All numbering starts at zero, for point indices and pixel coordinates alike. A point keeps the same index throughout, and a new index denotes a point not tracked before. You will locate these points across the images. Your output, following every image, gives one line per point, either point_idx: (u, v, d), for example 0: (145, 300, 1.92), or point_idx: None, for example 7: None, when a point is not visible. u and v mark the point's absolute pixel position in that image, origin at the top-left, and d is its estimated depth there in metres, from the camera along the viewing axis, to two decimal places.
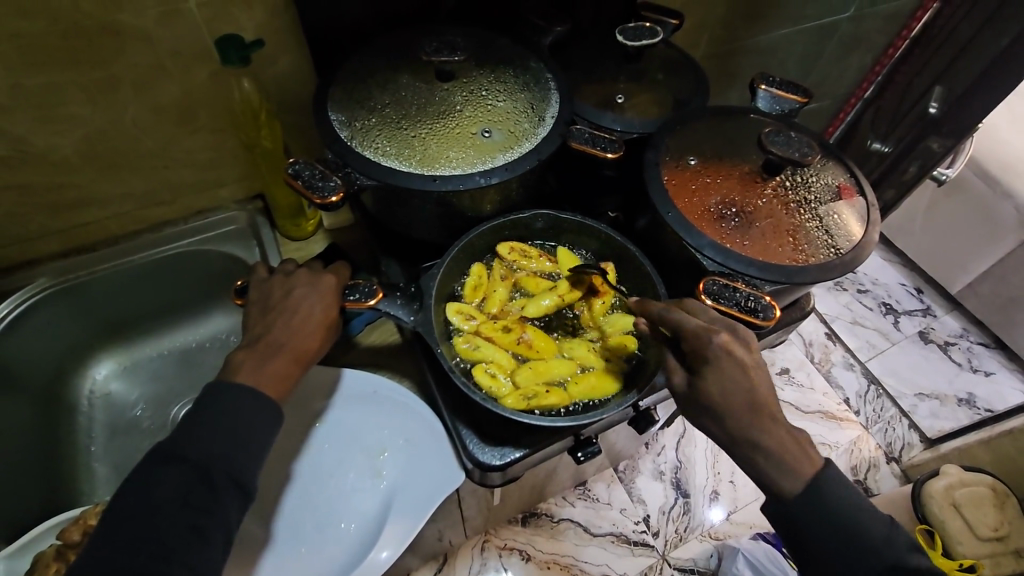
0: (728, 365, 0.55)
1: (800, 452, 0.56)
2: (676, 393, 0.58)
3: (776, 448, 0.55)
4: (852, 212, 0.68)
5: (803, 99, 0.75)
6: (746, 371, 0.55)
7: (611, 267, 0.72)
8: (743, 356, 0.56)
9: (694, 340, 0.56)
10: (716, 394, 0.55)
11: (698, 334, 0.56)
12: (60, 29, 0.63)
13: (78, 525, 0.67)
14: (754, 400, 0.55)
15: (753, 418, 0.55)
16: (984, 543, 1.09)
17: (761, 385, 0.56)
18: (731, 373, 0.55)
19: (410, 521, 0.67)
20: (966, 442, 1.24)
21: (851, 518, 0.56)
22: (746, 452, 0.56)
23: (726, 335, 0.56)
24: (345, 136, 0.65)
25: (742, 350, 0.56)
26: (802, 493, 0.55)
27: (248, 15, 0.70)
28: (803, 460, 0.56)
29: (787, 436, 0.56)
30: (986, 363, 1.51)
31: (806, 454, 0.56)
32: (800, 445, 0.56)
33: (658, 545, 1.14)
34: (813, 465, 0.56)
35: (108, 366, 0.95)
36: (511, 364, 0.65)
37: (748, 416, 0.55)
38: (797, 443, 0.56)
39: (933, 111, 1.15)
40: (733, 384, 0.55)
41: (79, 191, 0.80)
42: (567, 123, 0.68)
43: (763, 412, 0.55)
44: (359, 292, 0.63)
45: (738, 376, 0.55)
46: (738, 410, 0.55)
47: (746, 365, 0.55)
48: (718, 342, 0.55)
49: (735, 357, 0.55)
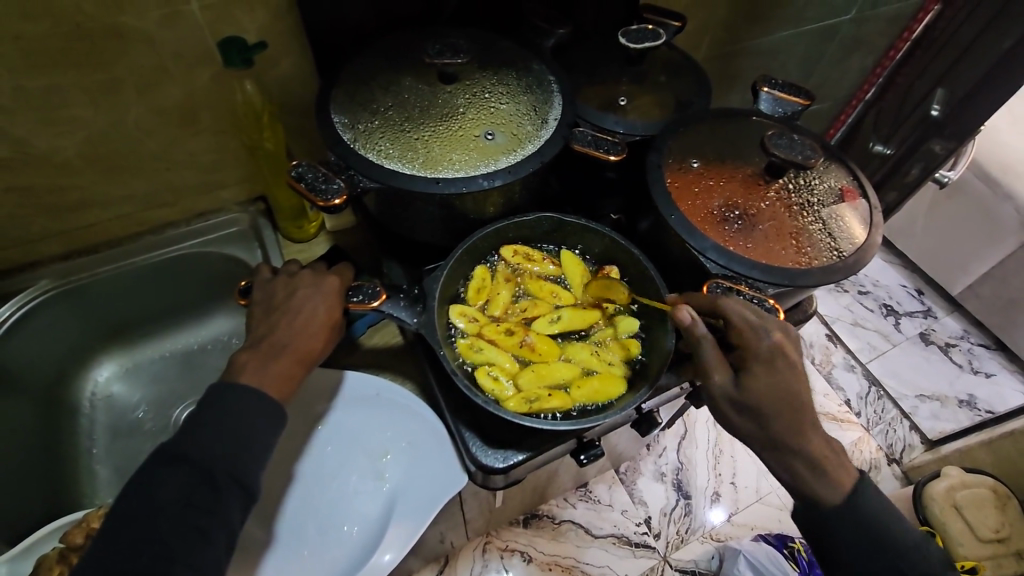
0: (780, 363, 0.57)
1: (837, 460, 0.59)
2: (718, 390, 0.58)
3: (817, 454, 0.57)
4: (855, 215, 0.68)
5: (806, 102, 0.75)
6: (793, 372, 0.58)
7: (615, 271, 0.72)
8: (793, 355, 0.58)
9: (749, 333, 0.58)
10: (765, 390, 0.57)
11: (754, 328, 0.58)
12: (63, 31, 0.63)
13: (80, 528, 0.67)
14: (799, 401, 0.57)
15: (797, 419, 0.57)
16: (985, 545, 1.09)
17: (804, 388, 0.58)
18: (781, 372, 0.57)
19: (413, 524, 0.67)
20: (967, 443, 1.24)
21: None
22: None
23: (779, 332, 0.58)
24: (347, 138, 0.65)
25: (792, 350, 0.58)
26: (828, 493, 0.58)
27: (250, 17, 0.70)
28: (839, 470, 0.59)
29: (825, 443, 0.58)
30: (987, 364, 1.51)
31: (843, 464, 0.59)
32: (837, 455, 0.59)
33: (659, 547, 1.14)
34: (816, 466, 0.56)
35: (109, 368, 0.95)
36: (513, 367, 0.65)
37: (792, 417, 0.57)
38: (833, 451, 0.59)
39: (935, 113, 1.16)
40: (783, 382, 0.57)
41: (81, 193, 0.80)
42: (570, 126, 0.68)
43: (804, 414, 0.58)
44: (363, 293, 0.63)
45: (788, 374, 0.57)
46: (784, 408, 0.57)
47: (795, 365, 0.58)
48: (772, 340, 0.57)
49: (788, 358, 0.58)
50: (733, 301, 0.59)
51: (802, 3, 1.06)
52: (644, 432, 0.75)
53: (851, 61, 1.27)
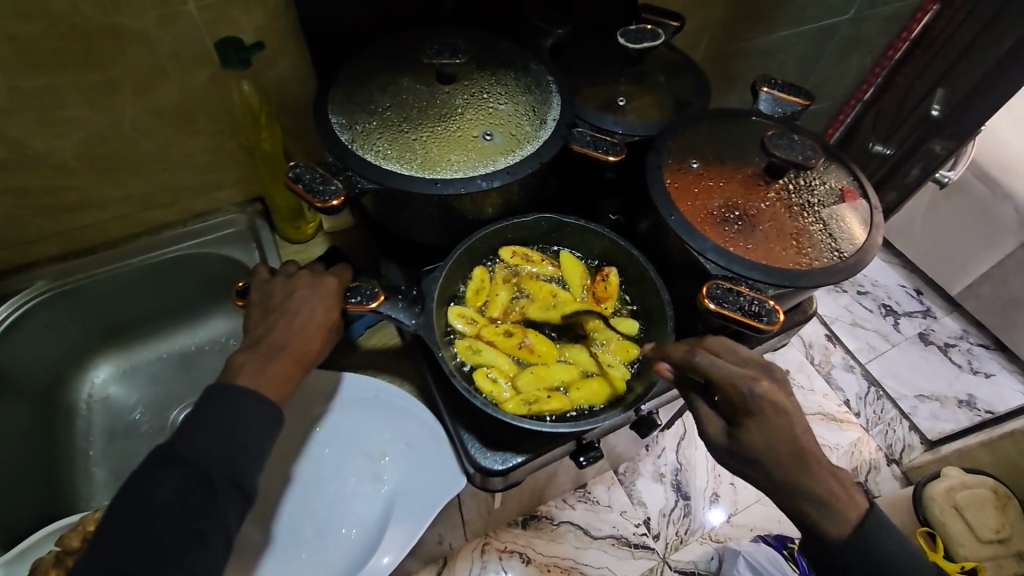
0: (773, 414, 0.54)
1: (842, 493, 0.57)
2: (715, 441, 0.57)
3: (821, 491, 0.55)
4: (855, 215, 0.68)
5: (805, 102, 0.75)
6: (789, 417, 0.55)
7: (614, 272, 0.72)
8: (784, 400, 0.55)
9: (732, 390, 0.55)
10: (761, 443, 0.54)
11: (736, 383, 0.55)
12: (59, 31, 0.62)
13: (76, 530, 0.67)
14: (798, 444, 0.55)
15: (800, 466, 0.54)
16: (986, 546, 1.09)
17: (804, 430, 0.55)
18: (775, 421, 0.54)
19: (412, 527, 0.67)
20: (967, 443, 1.23)
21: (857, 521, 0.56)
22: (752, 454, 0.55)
23: (765, 382, 0.55)
24: (345, 139, 0.64)
25: (781, 395, 0.55)
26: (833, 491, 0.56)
27: (248, 17, 0.70)
28: (846, 502, 0.57)
29: (830, 478, 0.56)
30: (986, 365, 1.50)
31: (849, 497, 0.57)
32: (843, 486, 0.57)
33: (658, 548, 1.14)
34: (818, 469, 0.56)
35: (106, 370, 0.95)
36: (511, 368, 0.65)
37: (794, 465, 0.54)
38: (839, 484, 0.57)
39: (936, 113, 1.16)
40: (778, 433, 0.54)
41: (76, 194, 0.80)
42: (569, 126, 0.68)
43: (806, 456, 0.55)
44: (361, 295, 0.63)
45: (783, 423, 0.54)
46: (785, 458, 0.54)
47: (787, 409, 0.55)
48: (758, 391, 0.54)
49: (777, 405, 0.54)
50: (712, 359, 0.56)
51: (802, 3, 1.06)
52: (644, 434, 0.74)
53: (850, 61, 1.26)
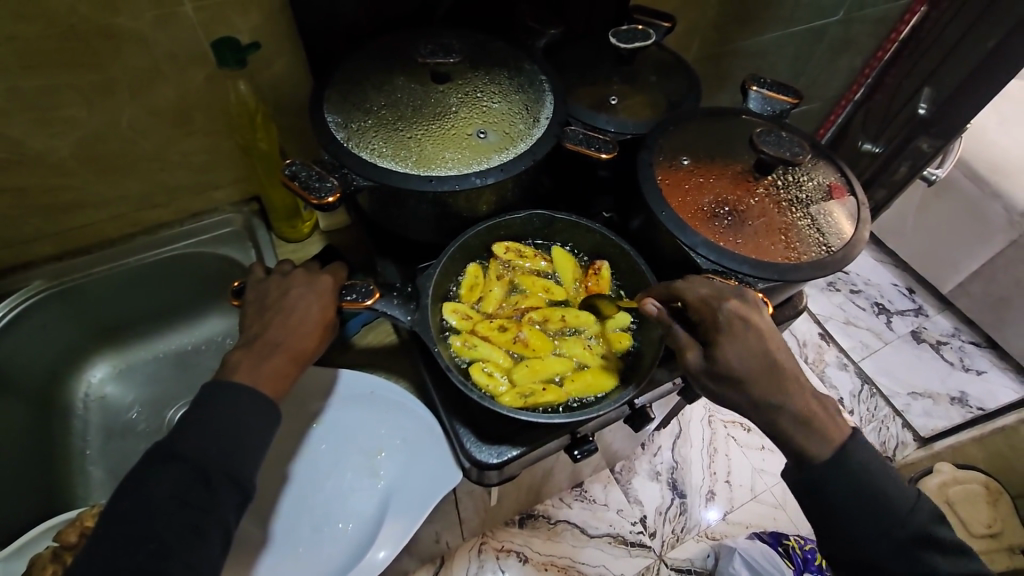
0: (740, 328, 0.56)
1: (827, 416, 0.56)
2: (693, 369, 0.57)
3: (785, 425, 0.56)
4: (842, 211, 0.69)
5: (793, 100, 0.76)
6: (761, 336, 0.56)
7: (605, 267, 0.72)
8: (755, 318, 0.57)
9: (705, 308, 0.57)
10: (732, 356, 0.55)
11: (708, 302, 0.57)
12: (57, 32, 0.63)
13: (74, 526, 0.67)
14: (773, 361, 0.56)
15: (776, 381, 0.55)
16: (978, 540, 1.12)
17: (779, 348, 0.56)
18: (746, 336, 0.56)
19: (408, 521, 0.67)
20: (960, 441, 1.21)
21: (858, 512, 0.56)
22: None
23: (733, 299, 0.57)
24: (341, 137, 0.65)
25: (753, 314, 0.57)
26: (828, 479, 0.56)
27: (243, 18, 0.71)
28: (830, 424, 0.56)
29: (813, 400, 0.56)
30: (977, 362, 1.52)
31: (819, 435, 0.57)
32: (827, 409, 0.57)
33: (655, 546, 1.15)
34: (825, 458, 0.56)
35: (103, 369, 0.95)
36: (506, 361, 0.66)
37: (770, 379, 0.55)
38: None
39: (923, 111, 1.18)
40: (750, 347, 0.56)
41: (73, 194, 0.80)
42: (561, 125, 0.69)
43: (783, 372, 0.56)
44: (356, 292, 0.63)
45: (753, 337, 0.56)
46: (759, 373, 0.55)
47: (759, 328, 0.56)
48: (728, 309, 0.56)
49: (747, 322, 0.56)
50: (686, 284, 0.60)
51: (791, 4, 1.08)
52: (638, 427, 0.75)
53: (840, 62, 1.27)
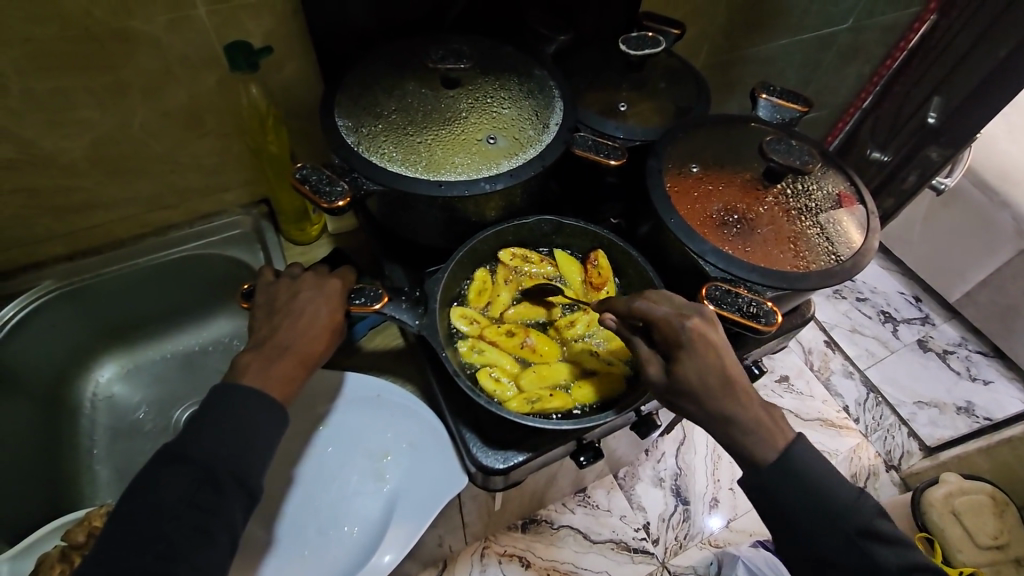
0: (701, 345, 0.55)
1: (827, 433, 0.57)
2: (653, 381, 0.57)
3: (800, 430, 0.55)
4: (852, 220, 0.69)
5: (803, 108, 0.76)
6: (716, 351, 0.55)
7: (602, 255, 0.73)
8: (714, 335, 0.56)
9: (667, 326, 0.57)
10: (689, 371, 0.55)
11: (670, 320, 0.57)
12: (72, 35, 0.64)
13: (82, 526, 0.68)
14: (728, 375, 0.55)
15: (727, 393, 0.55)
16: (983, 552, 1.10)
17: (733, 360, 0.56)
18: (704, 354, 0.55)
19: (413, 525, 0.67)
20: (966, 450, 1.23)
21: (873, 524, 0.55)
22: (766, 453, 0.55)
23: (695, 317, 0.57)
24: (351, 142, 0.66)
25: (712, 331, 0.56)
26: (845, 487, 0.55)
27: (256, 22, 0.71)
28: (775, 430, 0.56)
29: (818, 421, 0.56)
30: (984, 372, 1.51)
31: None
32: (774, 417, 0.56)
33: (658, 553, 1.14)
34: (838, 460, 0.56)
35: (110, 369, 0.95)
36: (513, 367, 0.66)
37: (720, 391, 0.55)
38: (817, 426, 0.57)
39: (932, 120, 1.17)
40: (708, 364, 0.55)
41: (84, 194, 0.81)
42: (570, 131, 0.69)
43: (735, 383, 0.55)
44: (365, 296, 0.64)
45: (712, 355, 0.55)
46: (713, 386, 0.55)
47: (718, 344, 0.56)
48: (690, 326, 0.56)
49: (708, 339, 0.55)
50: (647, 302, 0.59)
51: (799, 11, 1.08)
52: (643, 435, 0.75)
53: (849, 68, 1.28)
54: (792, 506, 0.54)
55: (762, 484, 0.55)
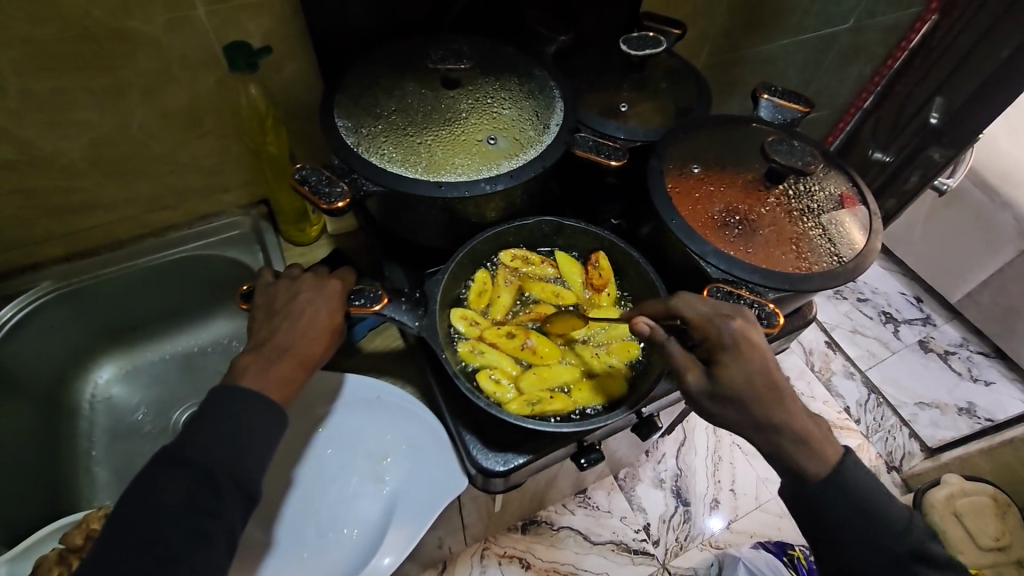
0: (745, 347, 0.55)
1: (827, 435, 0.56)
2: (694, 389, 0.56)
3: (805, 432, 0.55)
4: (854, 221, 0.69)
5: (805, 109, 0.76)
6: (760, 353, 0.55)
7: (603, 257, 0.72)
8: (757, 337, 0.56)
9: (709, 327, 0.56)
10: (736, 375, 0.54)
11: (713, 320, 0.56)
12: (70, 35, 0.64)
13: (80, 528, 0.67)
14: (773, 379, 0.55)
15: (773, 397, 0.54)
16: (985, 553, 1.11)
17: (776, 364, 0.55)
18: (750, 357, 0.54)
19: (413, 527, 0.67)
20: (968, 450, 1.22)
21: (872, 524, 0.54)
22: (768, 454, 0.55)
23: (739, 318, 0.56)
24: (350, 142, 0.65)
25: (755, 333, 0.56)
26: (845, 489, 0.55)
27: (255, 22, 0.71)
28: (824, 440, 0.56)
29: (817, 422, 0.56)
30: (986, 372, 1.51)
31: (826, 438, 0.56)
32: (816, 423, 0.56)
33: (658, 554, 1.14)
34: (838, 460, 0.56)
35: (110, 370, 0.95)
36: (514, 369, 0.66)
37: (767, 395, 0.54)
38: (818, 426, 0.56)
39: (935, 120, 1.16)
40: (754, 367, 0.54)
41: (83, 194, 0.80)
42: (571, 131, 0.69)
43: (779, 388, 0.55)
44: (365, 297, 0.64)
45: (757, 358, 0.55)
46: (760, 389, 0.54)
47: (762, 347, 0.55)
48: (734, 328, 0.55)
49: (753, 341, 0.55)
50: (685, 302, 0.58)
51: (799, 11, 1.08)
52: (644, 436, 0.75)
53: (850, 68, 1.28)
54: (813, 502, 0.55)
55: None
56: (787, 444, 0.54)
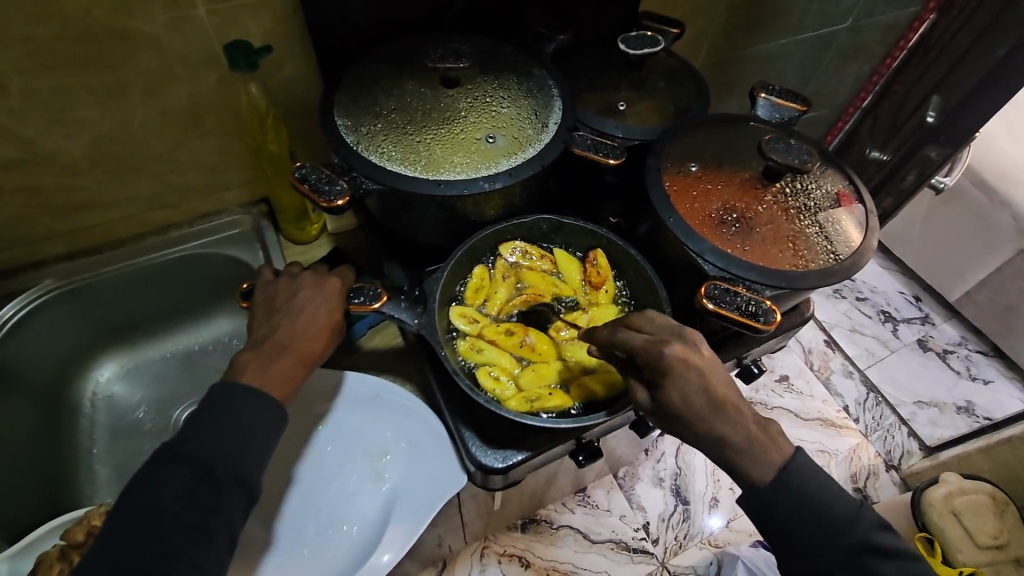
0: (683, 371, 0.54)
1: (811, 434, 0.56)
2: (644, 410, 0.57)
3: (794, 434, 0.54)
4: (851, 219, 0.69)
5: (802, 107, 0.76)
6: (701, 373, 0.54)
7: (602, 255, 0.73)
8: (695, 358, 0.55)
9: (646, 355, 0.56)
10: (677, 399, 0.54)
11: (648, 348, 0.56)
12: (71, 34, 0.64)
13: (81, 525, 0.68)
14: (718, 398, 0.54)
15: (719, 415, 0.54)
16: (984, 551, 1.09)
17: (720, 382, 0.55)
18: (688, 380, 0.54)
19: (413, 524, 0.67)
20: (966, 450, 1.23)
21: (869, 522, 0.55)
22: (766, 452, 0.55)
23: (675, 343, 0.56)
24: (350, 141, 0.66)
25: (694, 354, 0.55)
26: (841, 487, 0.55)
27: (256, 22, 0.71)
28: (773, 445, 0.55)
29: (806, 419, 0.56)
30: (984, 371, 1.51)
31: None
32: (769, 433, 0.56)
33: (657, 553, 1.14)
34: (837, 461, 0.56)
35: (110, 369, 0.95)
36: (513, 366, 0.66)
37: (710, 412, 0.54)
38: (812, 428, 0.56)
39: (932, 118, 1.17)
40: (693, 388, 0.54)
41: (83, 193, 0.81)
42: (569, 130, 0.69)
43: (727, 406, 0.55)
44: (364, 295, 0.64)
45: (697, 380, 0.54)
46: (701, 408, 0.54)
47: (702, 367, 0.55)
48: (669, 355, 0.55)
49: (689, 365, 0.54)
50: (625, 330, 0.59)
51: (798, 11, 1.08)
52: (643, 434, 0.75)
53: (848, 68, 1.28)
54: (773, 498, 0.54)
55: (761, 483, 0.55)
56: (751, 444, 0.54)
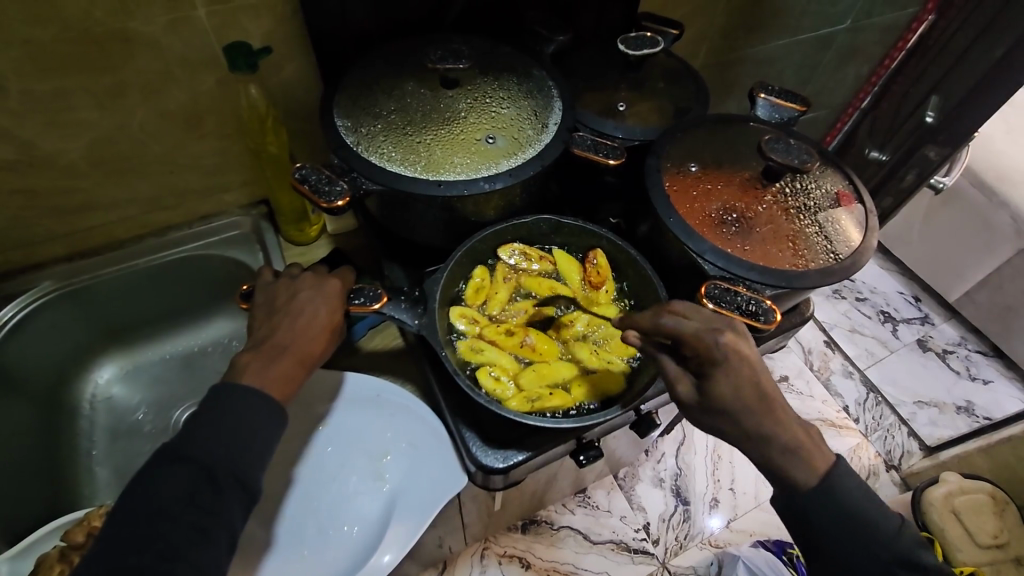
0: (735, 361, 0.54)
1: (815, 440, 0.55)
2: (685, 400, 0.56)
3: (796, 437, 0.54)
4: (851, 219, 0.69)
5: (802, 108, 0.76)
6: (752, 366, 0.54)
7: (601, 255, 0.73)
8: (747, 350, 0.55)
9: (698, 342, 0.56)
10: (724, 388, 0.54)
11: (701, 335, 0.56)
12: (70, 36, 0.64)
13: (82, 526, 0.68)
14: (763, 392, 0.54)
15: (764, 409, 0.54)
16: (983, 551, 1.09)
17: (767, 376, 0.55)
18: (739, 370, 0.54)
19: (414, 523, 0.67)
20: (966, 450, 1.23)
21: (871, 522, 0.55)
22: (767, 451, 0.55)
23: (728, 331, 0.55)
24: (350, 142, 0.66)
25: (745, 345, 0.55)
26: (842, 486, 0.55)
27: (256, 24, 0.71)
28: (795, 449, 0.55)
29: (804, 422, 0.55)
30: (984, 371, 1.51)
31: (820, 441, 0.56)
32: (810, 434, 0.56)
33: (658, 553, 1.14)
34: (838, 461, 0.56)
35: (110, 370, 0.95)
36: (514, 366, 0.66)
37: (757, 406, 0.54)
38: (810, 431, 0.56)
39: (930, 119, 1.18)
40: (743, 379, 0.54)
41: (83, 194, 0.81)
42: (569, 131, 0.69)
43: (771, 401, 0.54)
44: (364, 296, 0.64)
45: (747, 371, 0.54)
46: (749, 402, 0.53)
47: (752, 360, 0.55)
48: (722, 342, 0.54)
49: (741, 354, 0.54)
50: (676, 318, 0.58)
51: (796, 12, 1.09)
52: (643, 434, 0.75)
53: (847, 69, 1.29)
54: None
55: None
56: (751, 443, 0.54)
